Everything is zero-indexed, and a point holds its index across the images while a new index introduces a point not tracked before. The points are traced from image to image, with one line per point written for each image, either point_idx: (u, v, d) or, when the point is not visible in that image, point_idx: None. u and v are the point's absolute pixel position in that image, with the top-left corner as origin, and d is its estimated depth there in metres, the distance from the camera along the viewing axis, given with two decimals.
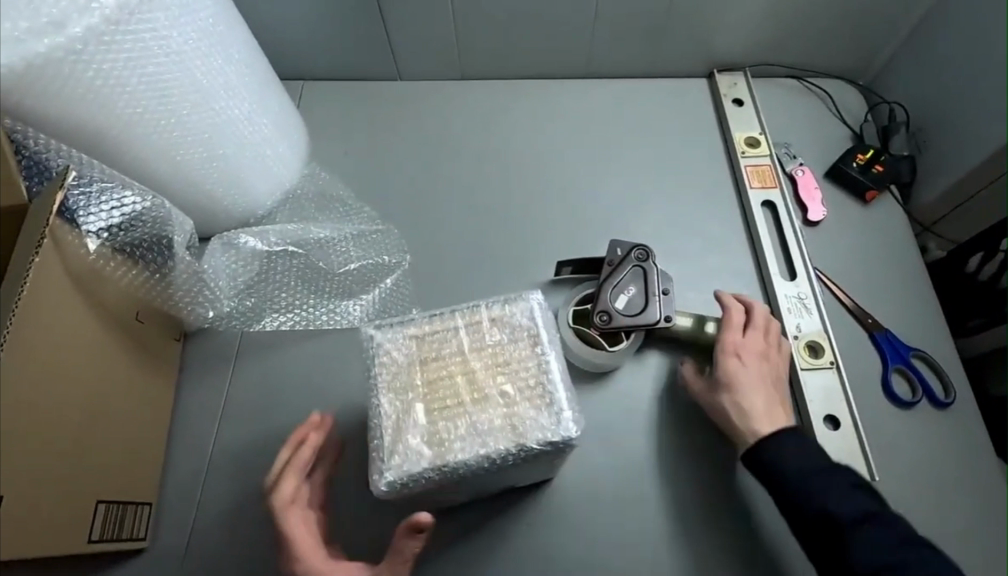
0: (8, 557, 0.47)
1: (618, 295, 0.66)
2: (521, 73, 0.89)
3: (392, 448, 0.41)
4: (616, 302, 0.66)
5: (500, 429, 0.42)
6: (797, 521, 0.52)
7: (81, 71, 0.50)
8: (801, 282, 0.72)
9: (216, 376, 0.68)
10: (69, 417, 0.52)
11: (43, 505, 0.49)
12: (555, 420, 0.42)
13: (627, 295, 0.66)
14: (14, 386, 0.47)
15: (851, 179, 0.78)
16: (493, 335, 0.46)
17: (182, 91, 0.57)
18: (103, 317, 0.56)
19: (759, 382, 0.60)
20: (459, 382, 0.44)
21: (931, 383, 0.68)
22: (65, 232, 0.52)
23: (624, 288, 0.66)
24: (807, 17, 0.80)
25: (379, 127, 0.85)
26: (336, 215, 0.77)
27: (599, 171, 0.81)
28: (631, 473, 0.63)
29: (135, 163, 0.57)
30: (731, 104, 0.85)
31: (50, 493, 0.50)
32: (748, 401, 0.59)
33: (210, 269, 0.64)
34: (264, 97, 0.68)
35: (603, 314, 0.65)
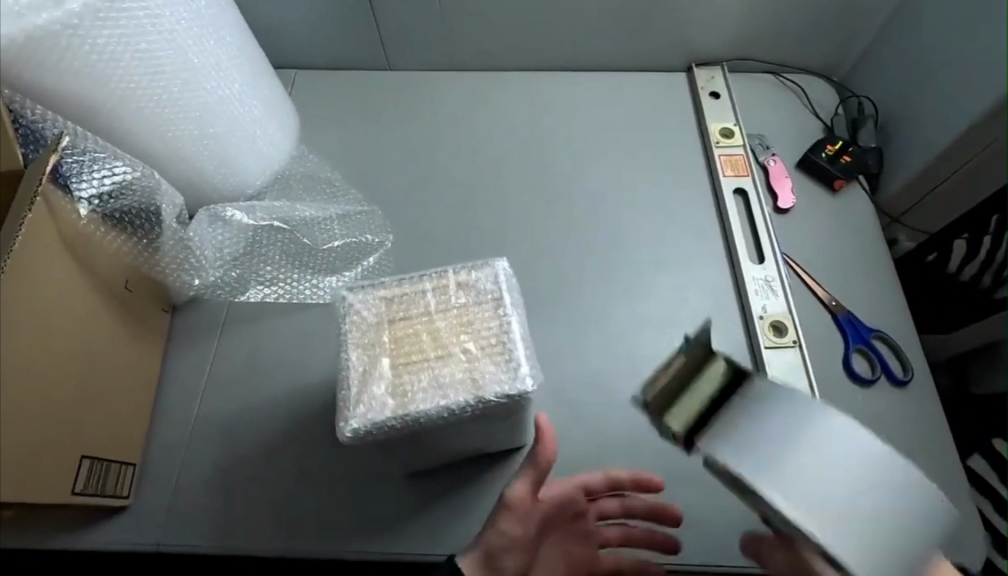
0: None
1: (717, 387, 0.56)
2: (506, 65, 0.92)
3: (358, 397, 0.44)
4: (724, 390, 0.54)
5: (461, 382, 0.44)
6: None
7: (78, 45, 0.53)
8: (768, 266, 0.74)
9: (201, 345, 0.71)
10: (57, 372, 0.54)
11: (28, 454, 0.52)
12: (512, 374, 0.45)
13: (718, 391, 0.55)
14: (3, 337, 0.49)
15: (821, 169, 0.81)
16: (459, 297, 0.48)
17: (175, 68, 0.60)
18: (92, 280, 0.59)
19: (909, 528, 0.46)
20: (424, 339, 0.46)
21: (889, 362, 0.70)
22: (59, 197, 0.56)
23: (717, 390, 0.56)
24: (780, 14, 0.83)
25: (368, 115, 0.88)
26: (323, 196, 0.80)
27: (578, 160, 0.84)
28: (598, 444, 0.66)
29: (128, 137, 0.60)
30: (708, 96, 0.88)
31: (35, 442, 0.53)
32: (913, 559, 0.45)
33: (196, 237, 0.66)
34: (254, 80, 0.71)
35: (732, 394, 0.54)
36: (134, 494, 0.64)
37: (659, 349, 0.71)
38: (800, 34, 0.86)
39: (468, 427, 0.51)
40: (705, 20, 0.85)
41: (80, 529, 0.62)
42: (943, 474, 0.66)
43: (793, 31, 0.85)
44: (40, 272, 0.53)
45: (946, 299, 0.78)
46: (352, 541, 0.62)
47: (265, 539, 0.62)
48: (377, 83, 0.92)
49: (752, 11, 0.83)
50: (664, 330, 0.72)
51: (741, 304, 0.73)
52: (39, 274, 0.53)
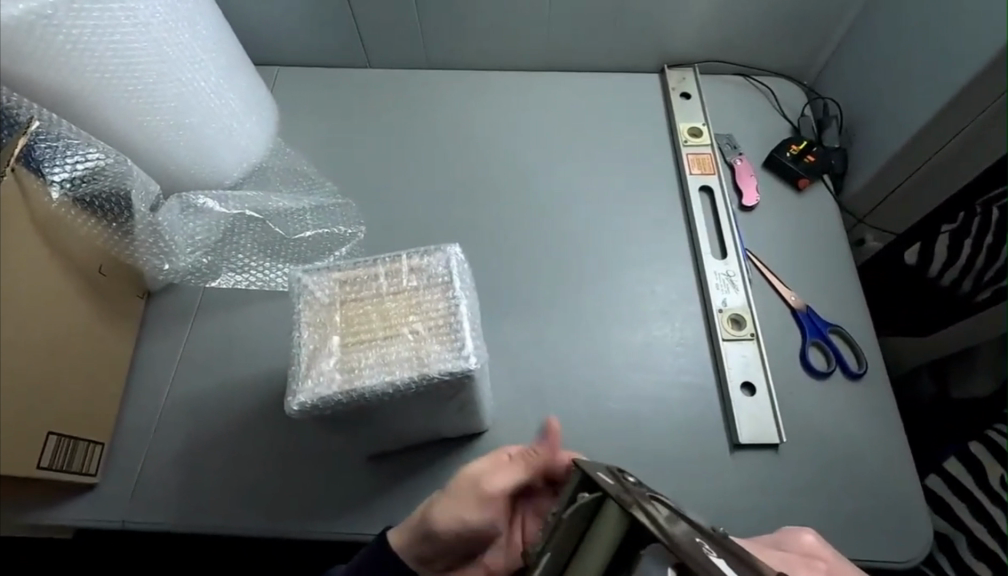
0: None
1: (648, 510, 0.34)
2: (482, 65, 0.95)
3: (306, 372, 0.46)
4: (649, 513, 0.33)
5: (405, 361, 0.46)
6: None
7: (53, 34, 0.55)
8: (730, 261, 0.76)
9: (174, 329, 0.73)
10: (25, 348, 0.56)
11: None
12: (457, 352, 0.46)
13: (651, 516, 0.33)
14: None
15: (786, 168, 0.83)
16: (410, 281, 0.50)
17: (150, 59, 0.62)
18: (62, 260, 0.60)
19: None
20: (373, 319, 0.48)
21: (845, 356, 0.72)
22: (31, 180, 0.58)
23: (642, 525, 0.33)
24: (748, 17, 0.85)
25: (346, 109, 0.91)
26: (299, 188, 0.82)
27: (548, 157, 0.87)
28: (554, 429, 0.68)
29: (103, 125, 0.62)
30: (678, 97, 0.90)
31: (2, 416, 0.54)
32: None
33: (167, 224, 0.68)
34: (229, 74, 0.73)
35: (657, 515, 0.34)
36: (102, 473, 0.65)
37: (621, 340, 0.73)
38: (769, 36, 0.88)
39: (420, 409, 0.53)
40: (675, 22, 0.87)
41: (47, 507, 0.64)
42: (895, 464, 0.67)
43: (762, 33, 0.88)
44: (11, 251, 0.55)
45: (930, 304, 0.80)
46: (313, 520, 0.64)
47: (228, 517, 0.64)
48: (356, 79, 0.94)
49: (721, 14, 0.86)
50: (627, 322, 0.74)
51: (702, 297, 0.75)
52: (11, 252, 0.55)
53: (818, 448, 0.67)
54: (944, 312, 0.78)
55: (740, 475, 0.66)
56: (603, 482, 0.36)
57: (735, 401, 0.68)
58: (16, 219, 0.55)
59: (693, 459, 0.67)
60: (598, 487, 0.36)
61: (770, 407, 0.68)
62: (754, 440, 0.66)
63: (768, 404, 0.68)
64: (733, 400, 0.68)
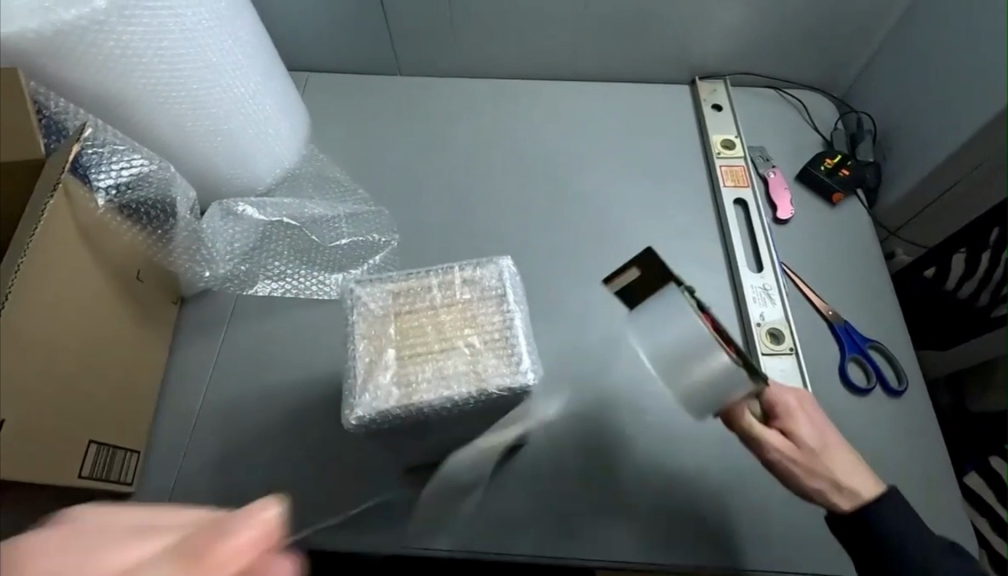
0: (13, 480, 0.50)
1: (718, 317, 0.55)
2: (513, 74, 0.95)
3: (363, 386, 0.45)
4: None
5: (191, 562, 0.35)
6: (863, 556, 0.55)
7: (104, 40, 0.55)
8: (766, 274, 0.76)
9: (208, 336, 0.72)
10: (68, 354, 0.55)
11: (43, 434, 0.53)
12: (514, 367, 0.46)
13: None
14: (15, 325, 0.50)
15: (820, 182, 0.83)
16: (464, 293, 0.49)
17: (195, 65, 0.61)
18: (105, 268, 0.60)
19: (829, 442, 0.58)
20: (428, 331, 0.48)
21: (885, 373, 0.71)
22: (79, 188, 0.57)
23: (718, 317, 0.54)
24: (782, 29, 0.85)
25: (377, 116, 0.90)
26: (331, 196, 0.81)
27: (581, 168, 0.86)
28: (592, 442, 0.67)
29: (145, 130, 0.62)
30: (710, 109, 0.90)
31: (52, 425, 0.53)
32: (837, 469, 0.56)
33: (209, 230, 0.69)
34: (268, 80, 0.72)
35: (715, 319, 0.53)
36: (137, 482, 0.64)
37: None
38: (802, 50, 0.88)
39: (471, 421, 0.52)
40: (708, 35, 0.87)
41: None
42: (937, 484, 0.66)
43: (795, 46, 0.88)
44: (54, 260, 0.54)
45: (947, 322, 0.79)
46: (349, 535, 0.62)
47: None
48: (384, 85, 0.93)
49: (754, 27, 0.86)
50: None
51: (739, 311, 0.74)
52: (54, 262, 0.54)
53: None
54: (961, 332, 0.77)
55: (783, 492, 0.65)
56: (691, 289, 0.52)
57: None
58: (61, 227, 0.54)
59: (733, 474, 0.66)
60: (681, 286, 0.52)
61: None
62: None
63: None
64: None
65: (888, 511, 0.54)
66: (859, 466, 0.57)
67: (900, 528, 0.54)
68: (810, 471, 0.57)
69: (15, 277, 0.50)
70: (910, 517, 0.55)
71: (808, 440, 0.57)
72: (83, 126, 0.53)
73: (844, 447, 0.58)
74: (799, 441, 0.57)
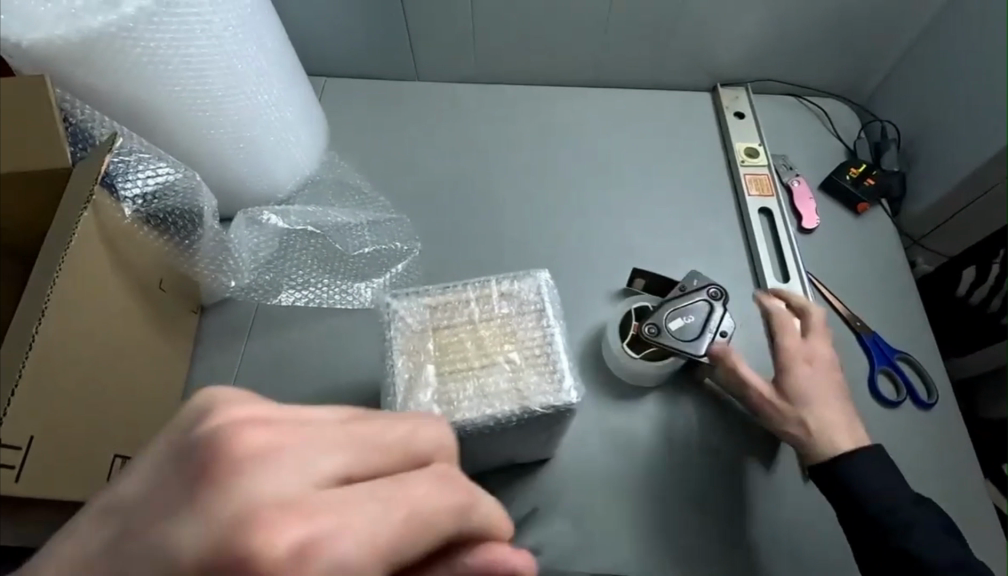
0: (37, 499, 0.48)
1: (675, 317, 0.68)
2: (534, 80, 0.94)
3: (404, 404, 0.44)
4: (671, 322, 0.67)
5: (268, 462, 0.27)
6: (851, 520, 0.58)
7: (130, 47, 0.53)
8: (793, 285, 0.75)
9: (230, 348, 0.71)
10: (96, 367, 0.54)
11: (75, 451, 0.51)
12: (557, 385, 0.45)
13: (683, 321, 0.68)
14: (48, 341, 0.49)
15: (845, 191, 0.82)
16: (502, 307, 0.48)
17: (220, 71, 0.60)
18: (131, 279, 0.59)
19: (823, 394, 0.63)
20: (468, 347, 0.47)
21: (915, 385, 0.71)
22: (107, 198, 0.56)
23: (683, 313, 0.68)
24: (806, 36, 0.84)
25: (397, 123, 0.89)
26: (352, 203, 0.80)
27: (603, 176, 0.86)
28: (619, 454, 0.68)
29: (169, 138, 0.61)
30: (732, 117, 0.89)
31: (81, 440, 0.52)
32: (819, 416, 0.62)
33: (234, 240, 0.68)
34: (290, 86, 0.71)
35: (652, 327, 0.67)
36: None
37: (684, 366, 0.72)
38: (826, 58, 0.87)
39: (509, 438, 0.51)
40: (731, 42, 0.86)
41: None
42: (964, 497, 0.66)
43: (819, 53, 0.87)
44: (85, 273, 0.52)
45: (970, 329, 0.79)
46: None
47: None
48: (402, 89, 0.92)
49: (779, 34, 0.85)
50: None
51: None
52: (86, 275, 0.52)
53: None
54: (981, 337, 0.78)
55: (803, 504, 0.66)
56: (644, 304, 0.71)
57: None
58: (91, 239, 0.53)
59: None
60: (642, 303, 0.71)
61: None
62: None
63: None
64: None
65: (866, 474, 0.59)
66: (845, 423, 0.62)
67: (880, 489, 0.58)
68: (787, 416, 0.63)
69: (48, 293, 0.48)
70: (893, 481, 0.59)
71: (799, 393, 0.63)
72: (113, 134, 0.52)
73: (837, 403, 0.63)
74: (786, 391, 0.64)
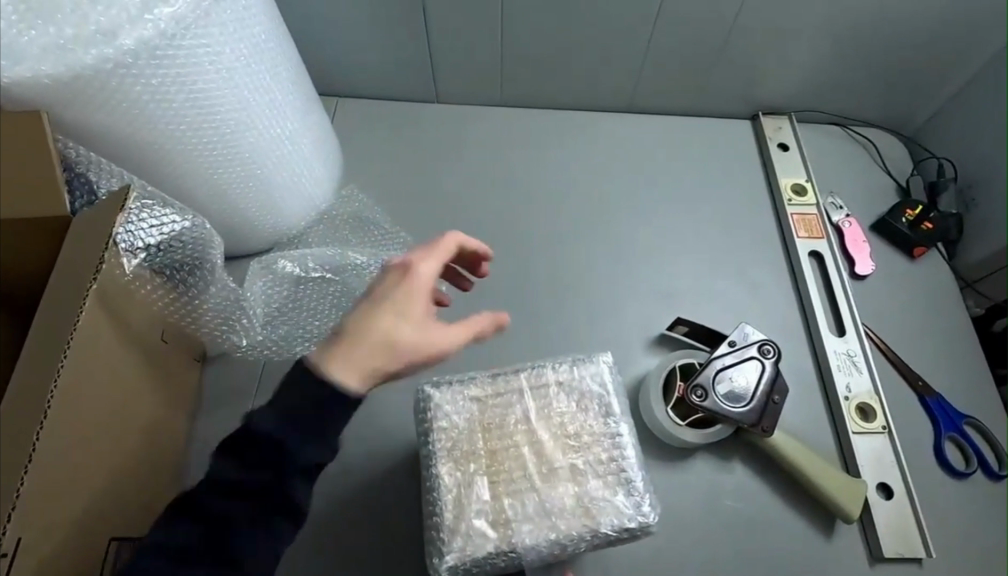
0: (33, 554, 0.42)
1: (723, 379, 0.61)
2: (563, 104, 0.86)
3: (455, 528, 0.42)
4: (718, 385, 0.61)
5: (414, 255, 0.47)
6: None
7: (129, 84, 0.46)
8: (850, 340, 0.70)
9: (237, 406, 0.63)
10: (99, 448, 0.47)
11: (64, 530, 0.45)
12: (630, 507, 0.43)
13: (730, 383, 0.61)
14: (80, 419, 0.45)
15: (899, 235, 0.77)
16: (560, 401, 0.47)
17: (229, 107, 0.53)
18: (130, 344, 0.51)
19: None
20: (526, 455, 0.45)
21: (985, 454, 0.66)
22: (114, 258, 0.48)
23: (731, 375, 0.61)
24: (864, 65, 0.78)
25: (415, 149, 0.81)
26: (373, 240, 0.73)
27: (641, 210, 0.79)
28: (674, 528, 0.60)
29: (170, 178, 0.54)
30: (776, 148, 0.83)
31: (73, 527, 0.45)
32: None
33: (249, 295, 0.60)
34: (305, 116, 0.64)
35: (699, 391, 0.60)
36: None
37: None
38: (879, 88, 0.81)
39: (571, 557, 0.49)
40: (778, 70, 0.80)
41: None
42: None
43: (872, 83, 0.81)
44: (112, 354, 0.48)
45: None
46: None
47: None
48: (421, 114, 0.85)
49: (829, 64, 0.78)
50: None
51: (822, 381, 0.68)
52: (110, 356, 0.48)
53: (962, 556, 0.61)
54: None
55: None
56: (691, 360, 0.64)
57: (873, 506, 0.61)
58: (134, 309, 0.51)
59: (830, 567, 0.60)
60: (688, 360, 0.64)
61: (913, 513, 0.61)
62: (899, 554, 0.60)
63: (910, 510, 0.61)
64: (871, 506, 0.61)
65: None
66: None
67: None
68: None
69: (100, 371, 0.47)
70: None
71: None
72: (128, 187, 0.45)
73: None
74: None
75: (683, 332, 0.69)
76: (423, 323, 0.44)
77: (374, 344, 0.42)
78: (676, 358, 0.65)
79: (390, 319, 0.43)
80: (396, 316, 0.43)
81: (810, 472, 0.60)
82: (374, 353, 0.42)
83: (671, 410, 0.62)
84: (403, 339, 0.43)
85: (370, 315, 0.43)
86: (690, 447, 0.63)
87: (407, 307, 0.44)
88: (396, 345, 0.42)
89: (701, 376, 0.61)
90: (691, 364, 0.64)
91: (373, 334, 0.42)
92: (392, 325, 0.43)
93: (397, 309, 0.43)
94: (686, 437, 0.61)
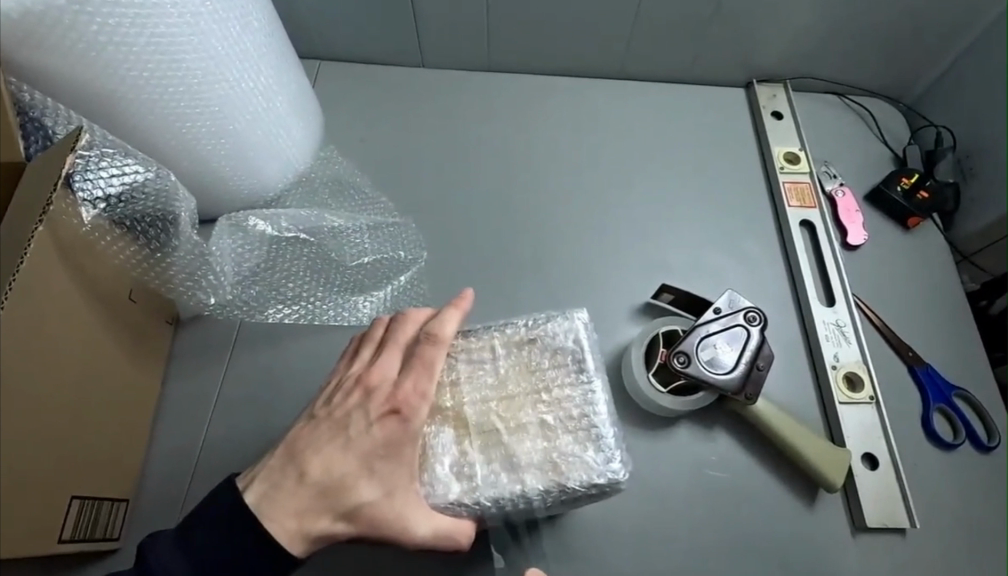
0: None
1: (707, 346, 0.59)
2: (553, 69, 0.83)
3: (420, 477, 0.42)
4: (702, 352, 0.59)
5: (371, 363, 0.45)
6: None
7: (85, 24, 0.45)
8: (839, 309, 0.68)
9: (208, 368, 0.62)
10: (61, 400, 0.46)
11: (20, 484, 0.43)
12: (600, 463, 0.42)
13: (714, 351, 0.59)
14: (37, 371, 0.43)
15: (894, 204, 0.75)
16: (533, 357, 0.46)
17: (196, 55, 0.51)
18: (89, 296, 0.49)
19: None
20: (495, 410, 0.44)
21: (974, 425, 0.65)
22: (65, 203, 0.46)
23: (716, 342, 0.60)
24: (864, 31, 0.75)
25: (399, 114, 0.79)
26: (351, 204, 0.71)
27: (632, 177, 0.77)
28: (654, 495, 0.59)
29: (137, 130, 0.53)
30: (770, 116, 0.81)
31: (32, 481, 0.44)
32: None
33: (216, 251, 0.59)
34: (282, 73, 0.62)
35: (682, 356, 0.59)
36: (126, 534, 0.55)
37: None
38: (879, 56, 0.78)
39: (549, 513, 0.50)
40: (774, 36, 0.77)
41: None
42: None
43: (871, 50, 0.78)
44: (69, 305, 0.46)
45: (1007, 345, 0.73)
46: None
47: None
48: (406, 79, 0.82)
49: (827, 29, 0.76)
50: None
51: (809, 350, 0.67)
52: (67, 307, 0.46)
53: (947, 527, 0.60)
54: None
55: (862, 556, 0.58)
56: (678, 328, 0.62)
57: (857, 475, 0.60)
58: (90, 258, 0.49)
59: (811, 536, 0.59)
60: (674, 329, 0.63)
61: (897, 483, 0.60)
62: (882, 524, 0.59)
63: (895, 480, 0.60)
64: (855, 475, 0.60)
65: None
66: None
67: None
68: None
69: (56, 320, 0.45)
70: None
71: None
72: (79, 129, 0.43)
73: None
74: None
75: (668, 299, 0.67)
76: (386, 478, 0.41)
77: (312, 469, 0.40)
78: (659, 324, 0.63)
79: (336, 446, 0.41)
80: (345, 452, 0.41)
81: (794, 442, 0.59)
82: (309, 480, 0.40)
83: (651, 376, 0.61)
84: (353, 462, 0.41)
85: (315, 441, 0.42)
86: (672, 415, 0.62)
87: (363, 439, 0.41)
88: (309, 476, 0.40)
89: (686, 343, 0.59)
90: (677, 333, 0.62)
91: (318, 456, 0.41)
92: (340, 447, 0.41)
93: (346, 431, 0.42)
94: (666, 403, 0.60)
